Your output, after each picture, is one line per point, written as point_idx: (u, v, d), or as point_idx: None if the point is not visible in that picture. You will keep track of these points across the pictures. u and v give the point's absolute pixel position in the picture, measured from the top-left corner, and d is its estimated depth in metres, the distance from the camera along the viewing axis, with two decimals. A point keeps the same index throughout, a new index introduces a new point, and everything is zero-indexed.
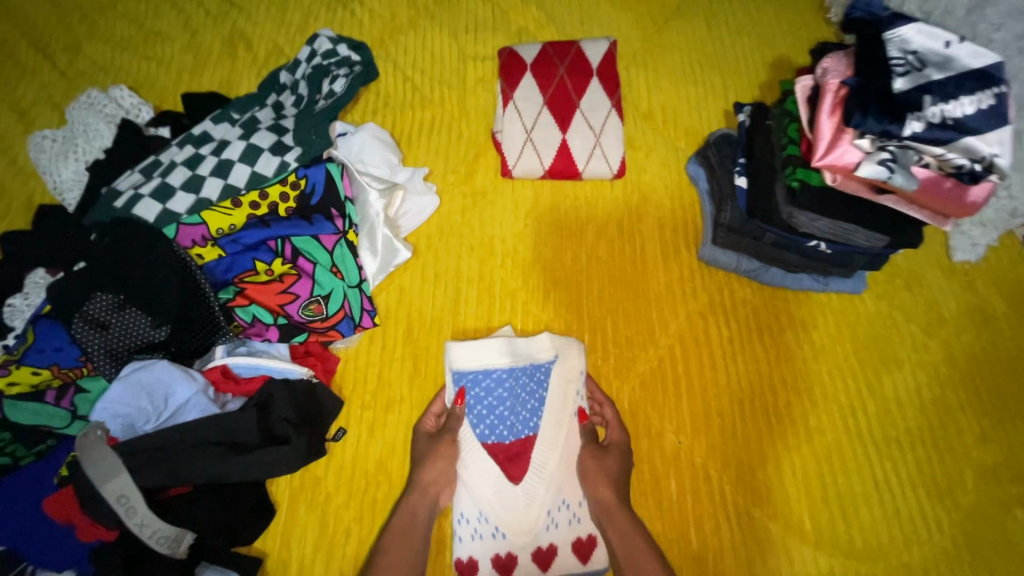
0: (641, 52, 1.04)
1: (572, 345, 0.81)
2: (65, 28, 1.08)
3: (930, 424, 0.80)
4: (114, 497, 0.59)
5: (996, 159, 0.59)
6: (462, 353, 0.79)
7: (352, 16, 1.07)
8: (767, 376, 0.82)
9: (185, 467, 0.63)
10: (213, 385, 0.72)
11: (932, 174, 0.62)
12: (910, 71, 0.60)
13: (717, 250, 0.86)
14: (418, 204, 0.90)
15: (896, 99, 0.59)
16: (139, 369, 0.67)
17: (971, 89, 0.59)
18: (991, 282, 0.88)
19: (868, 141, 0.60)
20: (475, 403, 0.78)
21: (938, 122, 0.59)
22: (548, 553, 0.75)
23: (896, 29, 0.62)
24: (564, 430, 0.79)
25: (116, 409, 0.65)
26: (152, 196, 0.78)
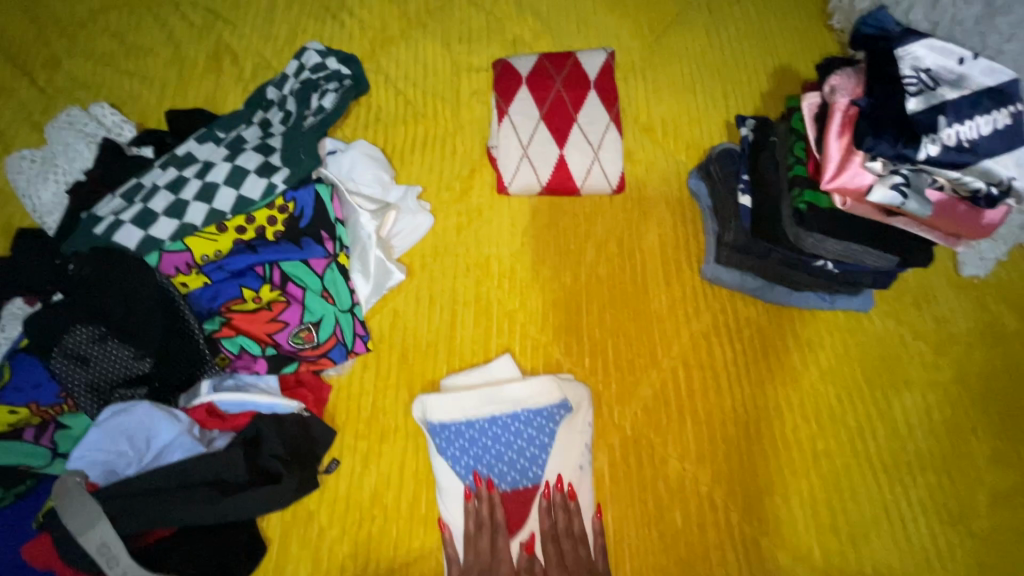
0: (639, 62, 1.01)
1: (582, 396, 0.77)
2: (45, 43, 1.05)
3: (941, 447, 0.77)
4: (95, 546, 0.55)
5: (1013, 183, 0.56)
6: (439, 404, 0.76)
7: (341, 28, 1.04)
8: (772, 403, 0.79)
9: (166, 512, 0.60)
10: (199, 424, 0.70)
11: (945, 198, 0.60)
12: (923, 91, 0.57)
13: (720, 268, 0.84)
14: (410, 222, 0.87)
15: (911, 122, 0.55)
16: (120, 413, 0.64)
17: (986, 108, 0.57)
18: (1001, 297, 0.86)
19: (881, 164, 0.58)
20: (461, 457, 0.74)
21: (954, 145, 0.56)
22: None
23: (908, 46, 0.58)
24: (569, 480, 0.73)
25: (94, 455, 0.63)
26: (133, 222, 0.75)
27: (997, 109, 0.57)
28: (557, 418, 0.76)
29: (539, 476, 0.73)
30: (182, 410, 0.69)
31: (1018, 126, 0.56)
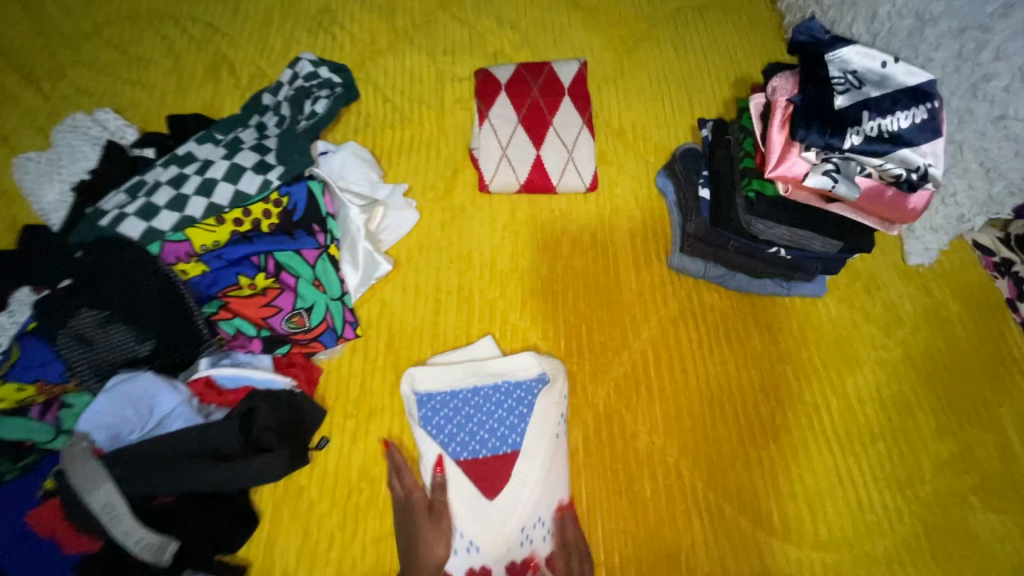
0: (611, 73, 1.09)
1: (557, 368, 0.83)
2: (50, 54, 1.11)
3: (890, 420, 0.83)
4: (100, 505, 0.59)
5: (930, 169, 0.64)
6: (427, 376, 0.82)
7: (333, 41, 1.12)
8: (735, 378, 0.85)
9: (165, 478, 0.64)
10: (197, 396, 0.74)
11: (874, 183, 0.67)
12: (850, 89, 0.65)
13: (685, 258, 0.90)
14: (398, 218, 0.93)
15: (837, 116, 0.64)
16: (124, 381, 0.68)
17: (906, 104, 0.65)
18: (944, 284, 0.93)
19: (814, 153, 0.65)
20: (444, 425, 0.79)
21: (876, 135, 0.63)
22: (523, 569, 0.72)
23: (837, 51, 0.67)
24: (547, 447, 0.77)
25: (99, 419, 0.66)
26: (136, 215, 0.80)
27: (916, 105, 0.65)
28: (534, 392, 0.81)
29: (518, 442, 0.78)
30: (182, 383, 0.74)
31: (935, 119, 0.64)
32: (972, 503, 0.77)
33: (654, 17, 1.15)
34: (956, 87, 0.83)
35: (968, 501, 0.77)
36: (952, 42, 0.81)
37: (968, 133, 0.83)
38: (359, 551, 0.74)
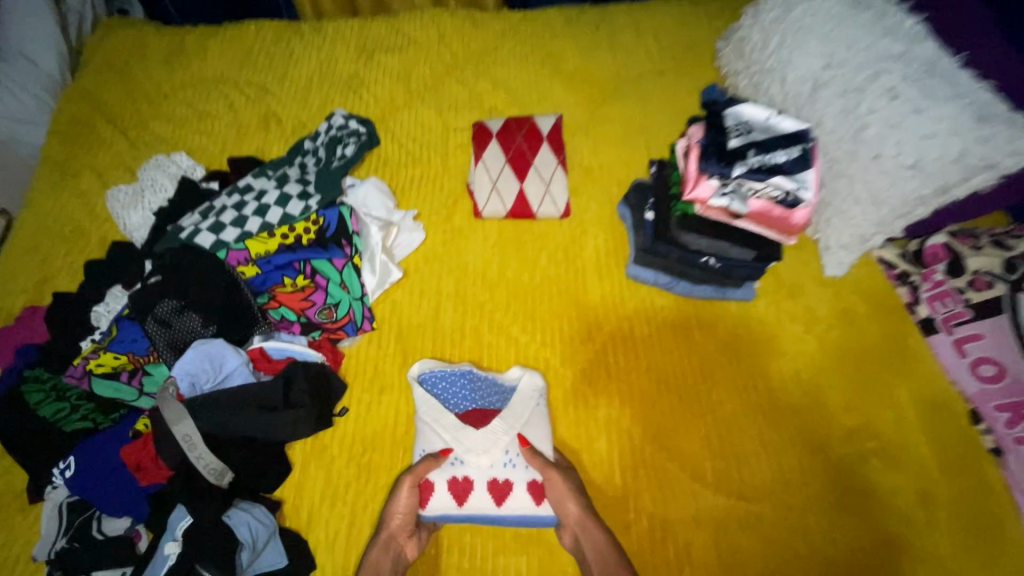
0: (583, 124, 1.35)
1: (537, 379, 1.00)
2: (135, 110, 1.39)
3: (807, 398, 1.02)
4: (181, 436, 0.83)
5: (801, 192, 0.90)
6: (430, 361, 1.01)
7: (360, 99, 1.39)
8: (678, 362, 1.05)
9: (232, 422, 0.88)
10: (253, 362, 0.98)
11: (764, 203, 0.93)
12: (741, 135, 0.92)
13: (639, 268, 1.12)
14: (408, 237, 1.16)
15: (730, 153, 0.90)
16: (206, 342, 0.93)
17: (784, 145, 0.91)
18: (853, 291, 1.14)
19: (717, 180, 0.91)
20: (445, 390, 0.98)
21: (758, 167, 0.90)
22: (504, 487, 0.89)
23: (734, 109, 0.95)
24: (531, 410, 0.95)
25: (187, 369, 0.91)
26: (209, 230, 1.05)
27: (790, 146, 0.91)
28: (517, 381, 1.00)
29: (501, 404, 0.98)
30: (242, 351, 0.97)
31: (806, 155, 0.90)
32: (872, 464, 0.95)
33: (621, 79, 1.42)
34: (843, 134, 1.07)
35: (867, 462, 0.95)
36: (838, 100, 1.08)
37: (856, 169, 1.06)
38: (370, 495, 0.91)
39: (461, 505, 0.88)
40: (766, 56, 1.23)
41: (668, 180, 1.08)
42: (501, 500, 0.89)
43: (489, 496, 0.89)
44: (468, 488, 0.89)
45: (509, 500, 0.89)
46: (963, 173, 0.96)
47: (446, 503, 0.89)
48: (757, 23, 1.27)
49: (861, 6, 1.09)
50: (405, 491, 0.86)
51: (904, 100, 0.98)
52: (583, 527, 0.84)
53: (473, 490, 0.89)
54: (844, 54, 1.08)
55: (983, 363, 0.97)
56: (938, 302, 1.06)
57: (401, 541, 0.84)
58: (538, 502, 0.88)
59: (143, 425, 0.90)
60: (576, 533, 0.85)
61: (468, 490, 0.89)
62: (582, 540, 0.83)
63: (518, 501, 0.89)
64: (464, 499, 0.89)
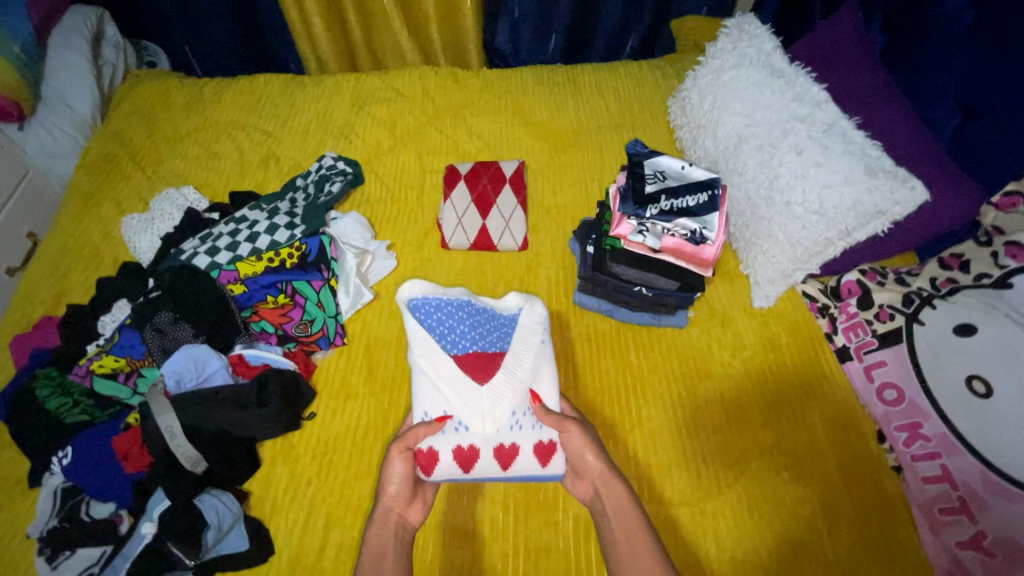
0: (545, 169, 1.52)
1: (536, 302, 1.12)
2: (154, 148, 1.58)
3: (729, 416, 1.13)
4: (164, 426, 0.96)
5: (705, 232, 1.07)
6: (418, 287, 1.10)
7: (350, 144, 1.58)
8: (616, 380, 1.17)
9: (212, 416, 1.00)
10: (232, 367, 1.11)
11: (676, 240, 1.10)
12: (657, 182, 1.12)
13: (584, 296, 1.25)
14: (382, 264, 1.31)
15: (644, 196, 1.09)
16: (192, 345, 1.07)
17: (692, 191, 1.10)
18: (779, 322, 1.26)
19: (634, 220, 1.11)
20: (437, 323, 1.07)
21: (668, 209, 1.08)
22: (511, 452, 0.99)
23: (653, 159, 1.15)
24: (534, 350, 1.06)
25: (174, 368, 1.04)
26: (205, 253, 1.21)
27: (700, 192, 1.10)
28: (517, 312, 1.12)
29: (504, 346, 1.08)
30: (223, 356, 1.11)
31: (714, 201, 1.09)
32: (784, 477, 1.05)
33: (580, 130, 1.60)
34: (762, 183, 1.22)
35: (779, 475, 1.05)
36: (756, 154, 1.23)
37: (773, 214, 1.20)
38: (329, 489, 1.02)
39: (468, 472, 1.00)
40: (701, 114, 1.40)
41: (600, 218, 1.24)
42: (507, 465, 1.00)
43: (496, 462, 0.99)
44: (474, 457, 0.99)
45: (515, 462, 0.99)
46: (858, 219, 1.11)
47: (454, 470, 0.99)
48: (694, 85, 1.45)
49: (776, 76, 1.27)
50: (396, 460, 0.95)
51: (808, 155, 1.14)
52: (604, 482, 0.93)
53: (480, 456, 0.99)
54: (761, 115, 1.25)
55: (886, 389, 1.08)
56: (852, 332, 1.17)
57: (399, 511, 0.96)
58: (544, 464, 1.00)
59: (133, 418, 1.03)
60: (597, 485, 0.95)
61: (474, 458, 0.99)
62: (603, 492, 0.93)
63: (524, 464, 1.00)
64: (470, 466, 0.99)
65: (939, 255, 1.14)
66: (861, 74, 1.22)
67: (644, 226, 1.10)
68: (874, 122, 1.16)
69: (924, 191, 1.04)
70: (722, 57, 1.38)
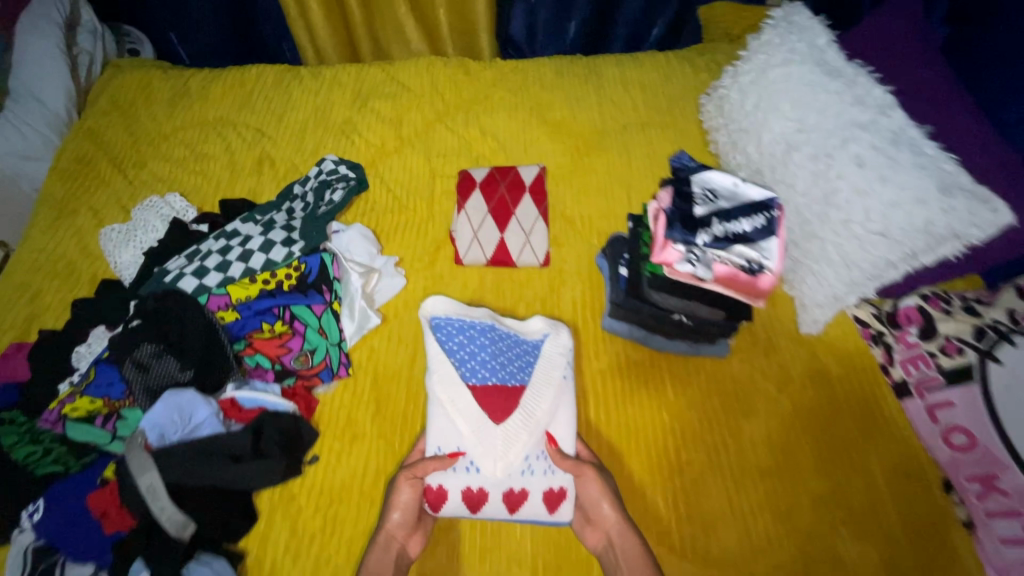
0: (568, 174, 1.39)
1: (562, 330, 1.05)
2: (135, 149, 1.44)
3: (777, 460, 1.02)
4: (145, 486, 0.84)
5: (764, 261, 0.91)
6: (442, 306, 1.04)
7: (352, 145, 1.44)
8: (651, 420, 1.06)
9: (198, 470, 0.88)
10: (223, 411, 0.98)
11: (729, 270, 0.94)
12: (706, 203, 0.97)
13: (614, 321, 1.13)
14: (390, 283, 1.18)
15: (694, 220, 0.94)
16: (175, 393, 0.94)
17: (748, 214, 0.94)
18: (828, 351, 1.15)
19: (681, 246, 0.94)
20: (458, 348, 0.99)
21: (722, 235, 0.92)
22: (519, 497, 0.92)
23: (700, 175, 1.00)
24: (557, 384, 0.99)
25: (155, 420, 0.92)
26: (192, 274, 1.08)
27: (756, 215, 0.94)
28: (542, 339, 1.05)
29: (525, 379, 0.98)
30: (213, 400, 0.98)
31: (772, 224, 0.92)
32: (842, 533, 0.95)
33: (606, 130, 1.46)
34: (816, 197, 1.09)
35: (835, 530, 0.95)
36: (811, 163, 1.10)
37: (827, 231, 1.08)
38: (335, 547, 0.91)
39: (475, 512, 0.93)
40: (744, 116, 1.27)
41: (638, 236, 1.12)
42: (515, 508, 0.93)
43: (504, 505, 0.93)
44: (483, 499, 0.93)
45: (522, 507, 0.93)
46: (929, 241, 0.97)
47: (461, 508, 0.93)
48: (735, 84, 1.31)
49: (831, 75, 1.13)
50: (403, 487, 0.91)
51: (871, 167, 1.01)
52: (619, 531, 0.89)
53: (488, 499, 0.92)
54: (815, 119, 1.11)
55: (954, 432, 0.96)
56: (911, 365, 1.06)
57: (401, 540, 0.90)
58: (551, 511, 0.93)
59: (111, 471, 0.90)
60: (610, 536, 0.90)
61: (483, 500, 0.93)
62: (616, 544, 0.89)
63: (532, 508, 0.93)
64: (478, 507, 0.93)
65: (1014, 281, 1.03)
66: (930, 72, 1.07)
67: (693, 253, 0.94)
68: (947, 130, 1.02)
69: (1010, 214, 0.91)
70: (768, 52, 1.24)
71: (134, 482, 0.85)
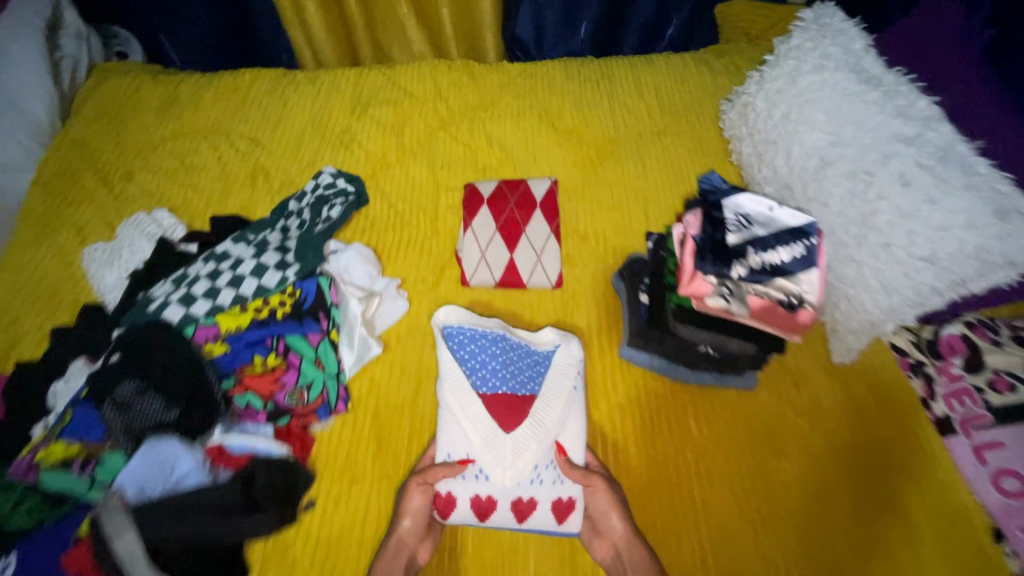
0: (580, 187, 1.30)
1: (572, 340, 1.02)
2: (122, 161, 1.36)
3: (811, 503, 0.94)
4: (123, 550, 0.76)
5: (805, 296, 0.84)
6: (456, 316, 1.02)
7: (351, 155, 1.35)
8: (673, 459, 0.98)
9: (185, 524, 0.82)
10: (210, 460, 0.91)
11: (765, 303, 0.86)
12: (739, 230, 0.89)
13: (633, 350, 1.05)
14: (391, 307, 1.10)
15: (727, 251, 0.87)
16: (155, 445, 0.89)
17: (786, 242, 0.86)
18: (864, 382, 1.06)
19: (714, 279, 0.87)
20: (469, 356, 0.96)
21: (759, 268, 0.86)
22: (528, 507, 0.88)
23: (732, 198, 0.92)
24: (568, 394, 0.95)
25: (134, 475, 0.86)
26: (178, 302, 1.00)
27: (794, 242, 0.87)
28: (552, 349, 1.01)
29: (536, 389, 0.95)
30: (198, 447, 0.91)
31: (812, 254, 0.85)
32: None
33: (620, 138, 1.37)
34: (853, 218, 1.01)
35: None
36: (847, 181, 1.01)
37: (865, 254, 0.99)
38: None
39: (483, 521, 0.88)
40: (771, 127, 1.18)
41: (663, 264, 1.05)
42: (523, 519, 0.87)
43: (513, 515, 0.87)
44: (491, 507, 0.88)
45: (531, 518, 0.88)
46: (981, 269, 0.88)
47: (468, 517, 0.88)
48: (761, 91, 1.22)
49: (869, 83, 1.04)
50: (414, 493, 0.88)
51: (917, 187, 0.92)
52: (627, 542, 0.84)
53: (496, 509, 0.88)
54: (853, 131, 1.02)
55: (1005, 477, 0.88)
56: (955, 401, 0.98)
57: (411, 546, 0.85)
58: (561, 522, 0.88)
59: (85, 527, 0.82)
60: (619, 548, 0.85)
61: (491, 509, 0.88)
62: (625, 558, 0.83)
63: (542, 518, 0.88)
64: (486, 515, 0.88)
65: None
66: None
67: (727, 287, 0.88)
68: None
69: None
70: (798, 57, 1.15)
71: (111, 548, 0.77)
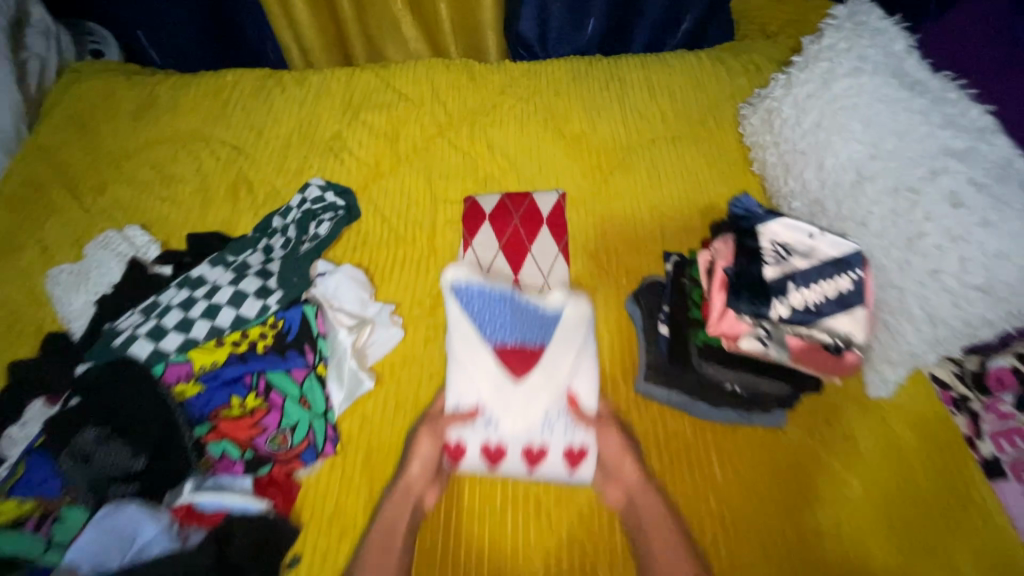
0: (590, 198, 1.20)
1: (582, 300, 0.97)
2: (93, 171, 1.26)
3: (848, 557, 0.84)
4: None
5: (850, 337, 0.84)
6: (464, 271, 0.97)
7: (341, 164, 1.25)
8: (694, 506, 0.88)
9: None
10: (179, 521, 0.82)
11: (806, 344, 0.86)
12: (778, 262, 0.88)
13: (650, 386, 0.96)
14: (384, 335, 1.00)
15: (766, 288, 0.86)
16: (110, 514, 0.78)
17: (828, 274, 0.85)
18: (903, 419, 0.96)
19: (749, 318, 0.87)
20: (478, 313, 0.95)
21: (800, 307, 0.86)
22: (539, 454, 0.88)
23: (768, 225, 0.91)
24: (577, 349, 0.93)
25: (87, 550, 0.75)
26: (146, 336, 0.91)
27: (839, 274, 0.85)
28: (560, 307, 0.97)
29: (544, 343, 0.94)
30: (164, 509, 0.82)
31: (858, 289, 0.84)
32: None
33: (633, 144, 1.27)
34: (896, 239, 0.90)
35: None
36: (889, 199, 0.91)
37: (909, 281, 0.88)
38: None
39: (493, 468, 0.88)
40: (800, 135, 1.08)
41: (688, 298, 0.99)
42: (534, 465, 0.88)
43: (524, 463, 0.88)
44: (501, 454, 0.88)
45: (542, 465, 0.88)
46: None
47: (479, 464, 0.89)
48: (788, 95, 1.11)
49: (913, 90, 0.94)
50: (425, 438, 0.88)
51: (972, 208, 0.82)
52: (642, 488, 0.85)
53: (506, 455, 0.88)
54: (895, 143, 0.92)
55: None
56: (1005, 440, 0.88)
57: (419, 492, 0.85)
58: (572, 469, 0.88)
59: None
60: (631, 493, 0.86)
61: (501, 455, 0.88)
62: (638, 500, 0.85)
63: (552, 465, 0.88)
64: (497, 463, 0.88)
65: None
66: None
67: (766, 328, 0.87)
68: None
69: None
70: (831, 59, 1.05)
71: None
